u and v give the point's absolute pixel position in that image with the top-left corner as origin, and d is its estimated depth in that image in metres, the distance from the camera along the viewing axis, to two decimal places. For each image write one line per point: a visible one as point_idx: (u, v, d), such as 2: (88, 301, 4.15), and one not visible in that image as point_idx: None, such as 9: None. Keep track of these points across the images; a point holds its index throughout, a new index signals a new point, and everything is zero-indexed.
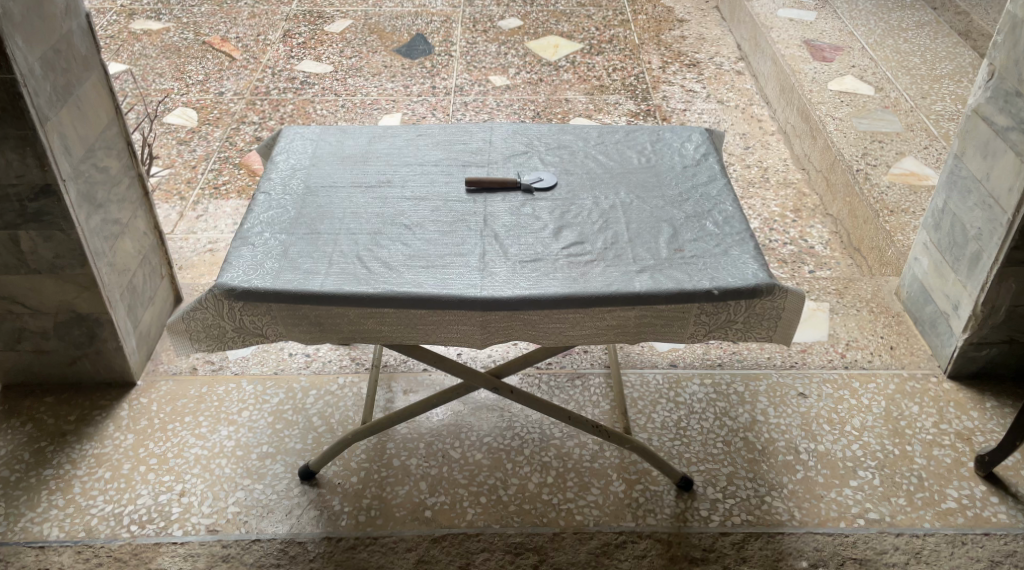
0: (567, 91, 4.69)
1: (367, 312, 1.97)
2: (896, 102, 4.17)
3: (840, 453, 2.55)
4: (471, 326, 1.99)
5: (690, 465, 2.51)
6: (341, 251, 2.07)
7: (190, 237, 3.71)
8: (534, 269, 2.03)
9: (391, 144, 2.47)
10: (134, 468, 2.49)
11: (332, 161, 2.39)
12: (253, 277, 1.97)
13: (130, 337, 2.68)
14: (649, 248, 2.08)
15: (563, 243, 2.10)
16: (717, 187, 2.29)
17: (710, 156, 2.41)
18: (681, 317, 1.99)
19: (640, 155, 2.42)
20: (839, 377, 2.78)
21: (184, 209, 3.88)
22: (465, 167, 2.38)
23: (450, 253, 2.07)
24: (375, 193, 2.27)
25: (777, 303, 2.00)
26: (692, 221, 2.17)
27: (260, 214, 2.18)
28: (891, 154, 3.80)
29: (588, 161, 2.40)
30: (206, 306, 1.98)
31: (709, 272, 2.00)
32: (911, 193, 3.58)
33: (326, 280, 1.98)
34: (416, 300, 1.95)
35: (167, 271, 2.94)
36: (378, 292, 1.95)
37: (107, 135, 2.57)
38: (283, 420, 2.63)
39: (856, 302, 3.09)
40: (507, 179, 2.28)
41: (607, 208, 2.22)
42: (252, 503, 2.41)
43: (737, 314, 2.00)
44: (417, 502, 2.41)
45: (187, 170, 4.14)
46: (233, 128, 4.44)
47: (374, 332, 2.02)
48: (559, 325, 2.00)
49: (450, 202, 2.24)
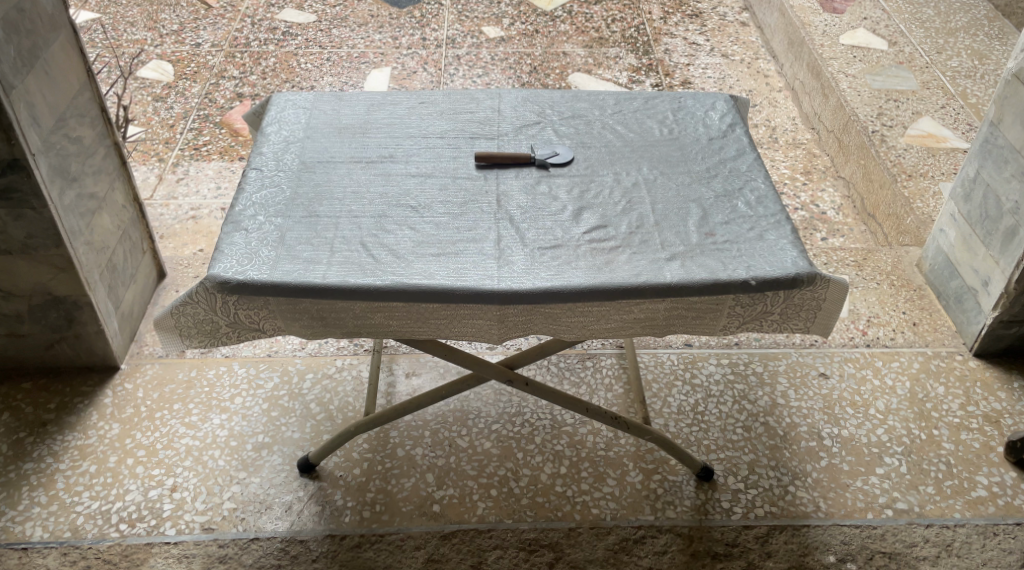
0: (564, 43, 4.48)
1: (374, 306, 1.81)
2: (910, 57, 4.00)
3: (865, 438, 2.44)
4: (488, 320, 1.83)
5: (710, 453, 2.40)
6: (343, 236, 1.90)
7: (172, 203, 3.51)
8: (555, 257, 1.87)
9: (392, 112, 2.28)
10: (120, 461, 2.34)
11: (328, 132, 2.20)
12: (249, 268, 1.80)
13: (111, 319, 2.50)
14: (677, 232, 1.93)
15: (584, 227, 1.94)
16: (746, 161, 2.13)
17: (737, 126, 2.25)
18: (715, 308, 1.85)
19: (662, 126, 2.25)
20: (861, 356, 2.66)
21: (163, 171, 3.68)
22: (473, 139, 2.20)
23: (462, 239, 1.91)
24: (378, 169, 2.09)
25: (817, 293, 1.85)
26: (721, 200, 2.01)
27: (253, 193, 2.00)
28: (907, 114, 3.65)
29: (606, 132, 2.23)
30: (196, 300, 1.80)
31: (745, 260, 1.85)
32: (929, 156, 3.44)
33: (328, 270, 1.81)
34: (429, 294, 1.79)
35: (148, 245, 2.75)
36: (387, 284, 1.78)
37: (79, 102, 2.35)
38: (279, 408, 2.48)
39: (875, 274, 2.96)
40: (521, 154, 2.12)
41: (629, 186, 2.06)
42: (249, 498, 2.26)
43: (774, 305, 1.86)
44: (424, 495, 2.28)
45: (164, 129, 3.91)
46: (212, 83, 4.19)
47: (381, 328, 1.85)
48: (583, 319, 1.85)
49: (459, 179, 2.07)
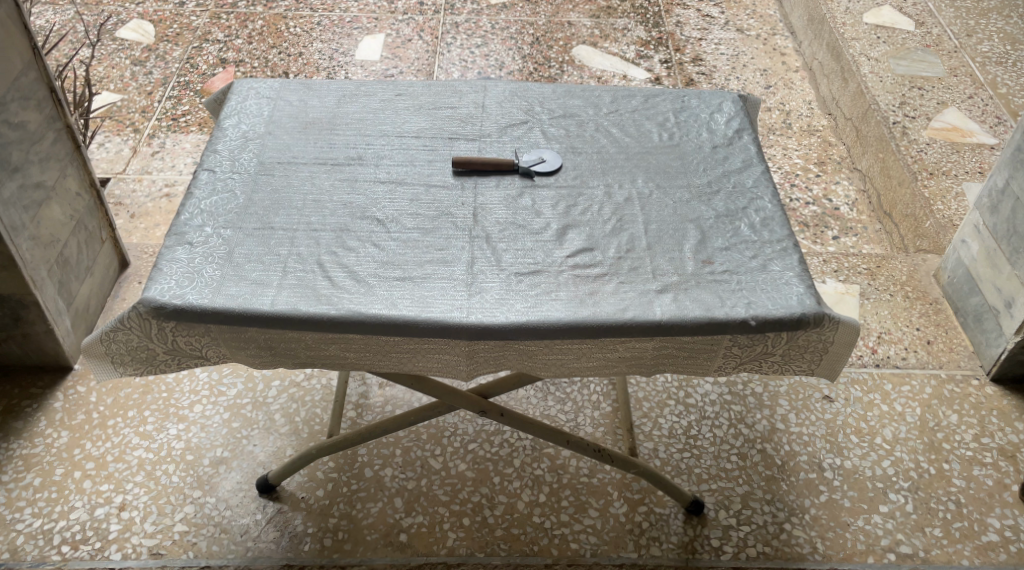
0: (570, 12, 4.22)
1: (328, 337, 1.62)
2: (938, 40, 3.74)
3: (869, 471, 2.26)
4: (455, 356, 1.65)
5: (701, 483, 2.22)
6: (299, 254, 1.71)
7: (145, 178, 3.31)
8: (533, 285, 1.68)
9: (364, 105, 2.07)
10: (67, 474, 2.18)
11: (292, 128, 1.99)
12: (189, 290, 1.61)
13: (62, 317, 2.33)
14: (671, 259, 1.74)
15: (568, 249, 1.75)
16: (753, 176, 1.93)
17: (745, 133, 2.05)
18: (709, 349, 1.65)
19: (661, 130, 2.05)
20: (869, 377, 2.47)
21: (138, 142, 3.47)
22: (452, 140, 1.99)
23: (431, 260, 1.72)
24: (343, 173, 1.89)
25: (825, 335, 1.65)
26: (722, 221, 1.82)
27: (202, 198, 1.80)
28: (931, 104, 3.40)
29: (600, 136, 2.03)
30: (129, 327, 1.60)
31: (744, 296, 1.65)
32: (953, 152, 3.21)
33: (278, 295, 1.62)
34: (389, 326, 1.60)
35: (108, 233, 2.57)
36: (343, 314, 1.60)
37: (23, 83, 2.15)
38: (240, 418, 2.31)
39: (889, 284, 2.75)
40: (503, 160, 1.91)
41: (621, 202, 1.86)
42: (202, 521, 2.11)
43: (775, 346, 1.66)
44: (391, 523, 2.12)
45: (141, 96, 3.69)
46: (194, 46, 3.96)
47: (337, 359, 1.67)
48: (562, 356, 1.66)
49: (433, 188, 1.87)
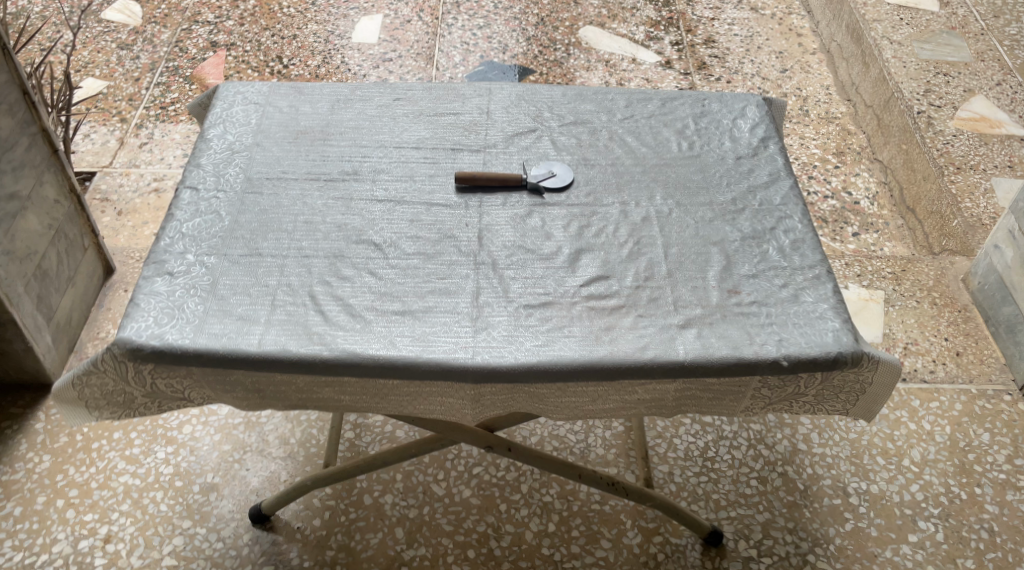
0: None
1: (321, 380, 1.49)
2: (965, 22, 3.56)
3: (896, 497, 2.14)
4: (460, 399, 1.51)
5: (719, 510, 2.10)
6: (289, 284, 1.57)
7: (132, 172, 3.15)
8: (544, 319, 1.54)
9: (359, 112, 1.92)
10: (49, 503, 2.06)
11: (282, 139, 1.85)
12: (168, 328, 1.47)
13: (43, 333, 2.20)
14: (694, 288, 1.60)
15: (582, 277, 1.61)
16: (780, 191, 1.78)
17: (771, 141, 1.89)
18: (736, 391, 1.52)
19: (680, 138, 1.90)
20: (896, 392, 2.34)
21: (125, 133, 3.31)
22: (455, 151, 1.84)
23: (433, 290, 1.58)
24: (338, 190, 1.74)
25: (863, 376, 1.52)
26: (748, 244, 1.68)
27: (184, 220, 1.66)
28: (958, 92, 3.24)
29: (614, 145, 1.88)
30: (103, 370, 1.46)
31: (774, 332, 1.52)
32: (981, 144, 3.05)
33: (266, 333, 1.49)
34: (387, 369, 1.46)
35: (91, 240, 2.42)
36: (337, 356, 1.46)
37: None
38: (232, 441, 2.19)
39: (916, 289, 2.61)
40: (510, 175, 1.77)
41: (638, 222, 1.72)
42: (192, 554, 1.99)
43: (808, 387, 1.52)
44: (392, 555, 2.00)
45: (128, 82, 3.52)
46: (183, 29, 3.78)
47: (331, 402, 1.53)
48: (576, 400, 1.53)
49: (435, 207, 1.73)
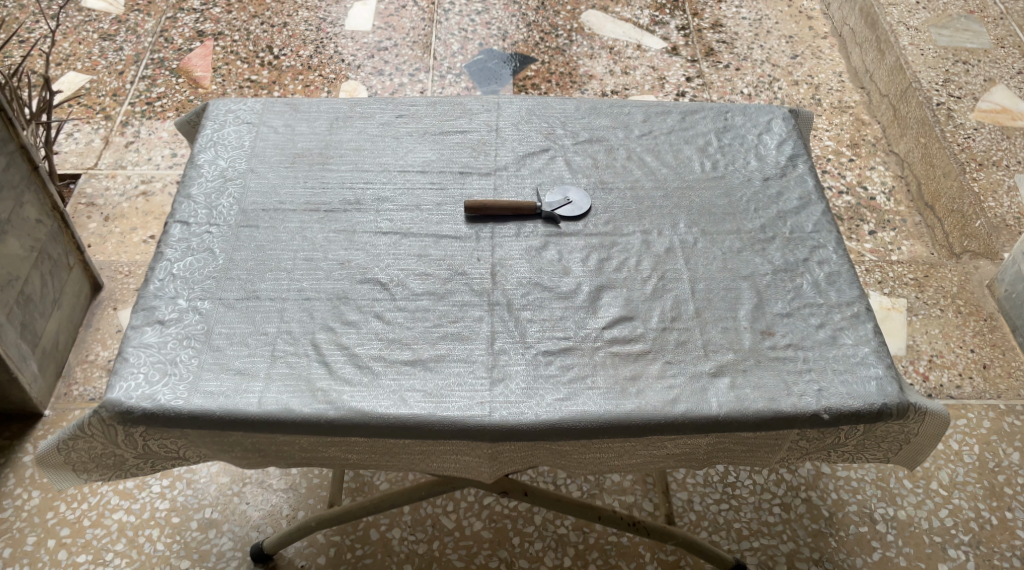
0: None
1: (327, 440, 1.38)
2: (983, 5, 3.43)
3: (925, 523, 2.06)
4: (476, 457, 1.41)
5: (741, 541, 2.02)
6: (289, 331, 1.45)
7: (119, 174, 3.00)
8: (565, 367, 1.43)
9: (360, 131, 1.79)
10: (40, 543, 1.96)
11: (278, 163, 1.72)
12: (160, 387, 1.36)
13: (27, 361, 2.09)
14: (724, 329, 1.49)
15: (604, 319, 1.50)
16: (812, 217, 1.66)
17: (800, 160, 1.78)
18: (772, 444, 1.42)
19: (703, 157, 1.78)
20: None
21: (110, 131, 3.15)
22: (463, 175, 1.72)
23: (445, 335, 1.47)
24: (339, 222, 1.62)
25: (908, 427, 1.43)
26: (780, 278, 1.57)
27: (174, 259, 1.54)
28: (978, 82, 3.12)
29: (633, 165, 1.76)
30: (90, 434, 1.36)
31: (813, 381, 1.42)
32: (1003, 138, 2.94)
33: (266, 390, 1.37)
34: (399, 430, 1.36)
35: (77, 257, 2.30)
36: (344, 416, 1.35)
37: None
38: (230, 472, 2.09)
39: (939, 297, 2.54)
40: (524, 203, 1.65)
41: (662, 253, 1.60)
42: None
43: (848, 438, 1.43)
44: None
45: (111, 76, 3.35)
46: (168, 17, 3.61)
47: (337, 459, 1.43)
48: (600, 455, 1.43)
49: (444, 239, 1.61)
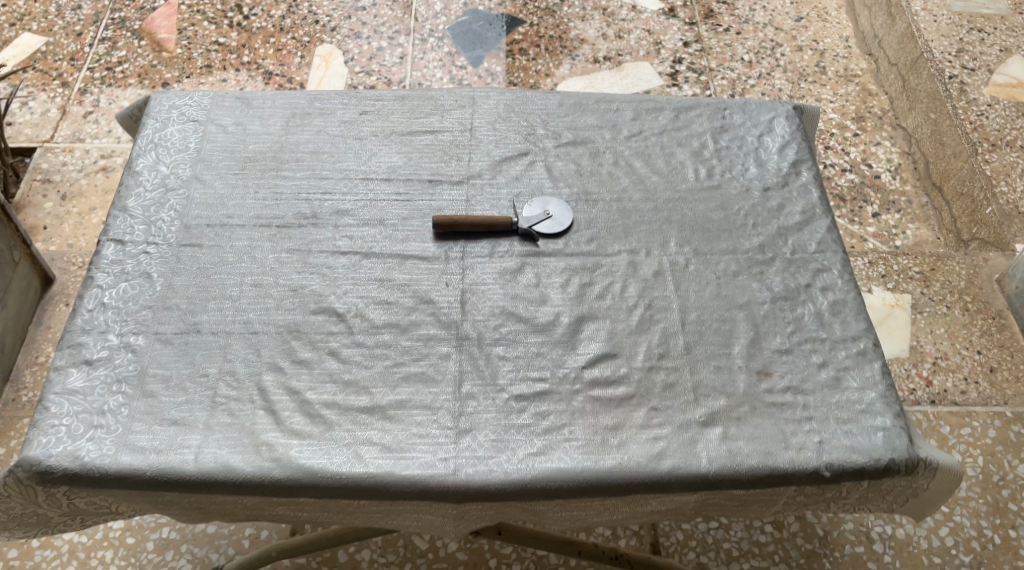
0: None
1: (274, 499, 1.25)
2: None
3: (924, 542, 1.95)
4: (440, 516, 1.28)
5: (731, 563, 1.90)
6: (233, 372, 1.31)
7: (76, 149, 2.81)
8: (539, 415, 1.29)
9: (318, 130, 1.61)
10: None
11: (226, 169, 1.55)
12: (85, 444, 1.22)
13: None
14: (717, 369, 1.35)
15: (584, 356, 1.36)
16: (816, 234, 1.51)
17: (803, 165, 1.61)
18: (766, 501, 1.29)
19: (698, 162, 1.61)
20: (924, 417, 2.14)
21: (67, 100, 2.94)
22: (433, 184, 1.55)
23: (407, 376, 1.32)
24: (292, 240, 1.46)
25: (915, 482, 1.30)
26: (780, 307, 1.42)
27: (106, 286, 1.38)
28: (992, 52, 2.93)
29: (619, 172, 1.59)
30: (9, 494, 1.22)
31: (813, 432, 1.28)
32: (1018, 115, 2.76)
33: (205, 445, 1.23)
34: (353, 491, 1.22)
35: (23, 251, 2.14)
36: (291, 476, 1.22)
37: None
38: None
39: (945, 292, 2.41)
40: (498, 219, 1.48)
41: (649, 277, 1.45)
42: None
43: (850, 494, 1.30)
44: None
45: (68, 37, 3.13)
46: None
47: (288, 515, 1.30)
48: (577, 512, 1.30)
49: (409, 261, 1.45)
